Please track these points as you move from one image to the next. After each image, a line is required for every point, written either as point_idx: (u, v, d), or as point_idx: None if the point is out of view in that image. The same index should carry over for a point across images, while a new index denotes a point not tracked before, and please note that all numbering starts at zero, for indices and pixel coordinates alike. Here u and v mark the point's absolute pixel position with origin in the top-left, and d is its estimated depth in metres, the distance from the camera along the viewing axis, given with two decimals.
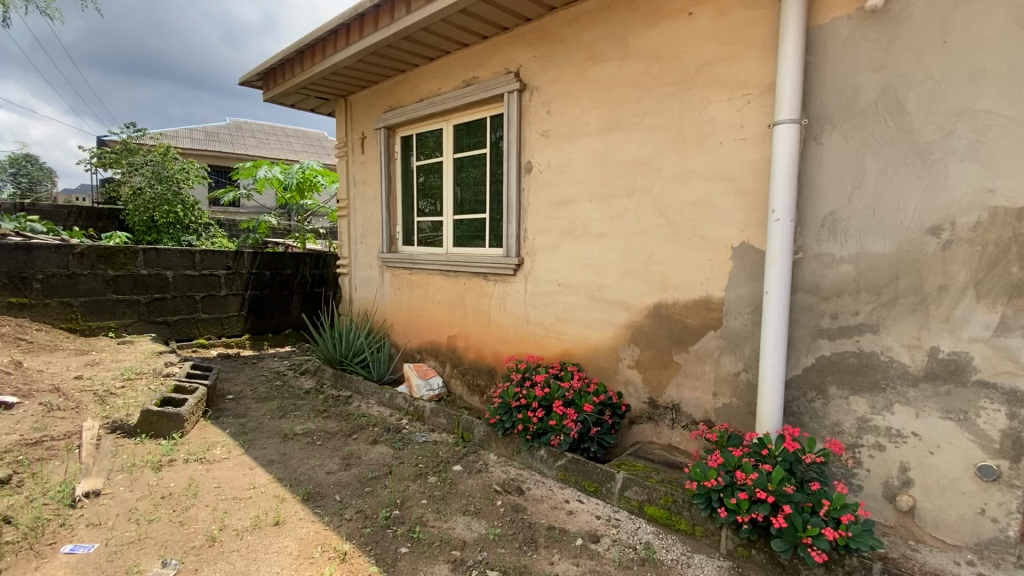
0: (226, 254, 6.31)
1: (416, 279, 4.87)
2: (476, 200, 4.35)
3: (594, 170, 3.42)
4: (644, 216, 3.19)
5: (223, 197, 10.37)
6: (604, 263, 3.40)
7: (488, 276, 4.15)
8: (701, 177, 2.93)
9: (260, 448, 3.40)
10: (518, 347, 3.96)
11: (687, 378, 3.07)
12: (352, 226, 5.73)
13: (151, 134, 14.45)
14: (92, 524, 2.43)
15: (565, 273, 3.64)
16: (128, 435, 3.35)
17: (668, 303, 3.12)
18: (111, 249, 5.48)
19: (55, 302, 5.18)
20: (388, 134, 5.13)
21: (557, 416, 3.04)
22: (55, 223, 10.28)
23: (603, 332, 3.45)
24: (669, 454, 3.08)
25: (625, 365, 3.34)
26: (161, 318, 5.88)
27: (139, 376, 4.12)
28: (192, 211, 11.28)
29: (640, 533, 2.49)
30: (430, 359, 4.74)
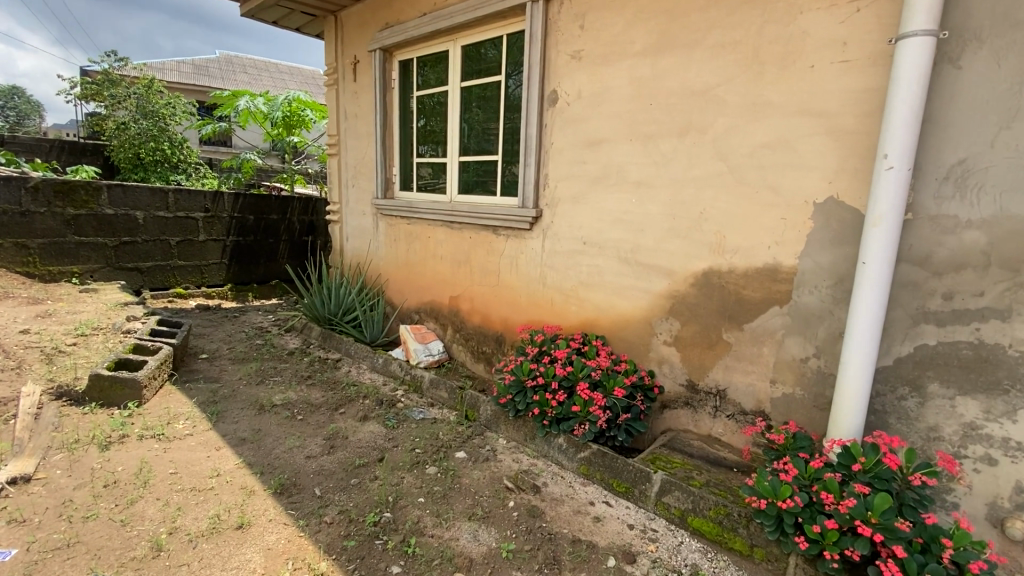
0: (204, 194, 5.66)
1: (415, 230, 4.27)
2: (487, 138, 3.69)
3: (637, 102, 2.77)
4: (698, 162, 2.57)
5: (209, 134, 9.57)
6: (643, 219, 2.82)
7: (499, 230, 3.57)
8: (780, 111, 2.31)
9: (231, 422, 2.91)
10: (532, 313, 3.43)
11: (738, 361, 2.56)
12: (343, 167, 5.06)
13: (135, 65, 13.41)
14: (14, 521, 1.94)
15: (592, 229, 3.05)
16: (75, 403, 2.86)
17: (722, 270, 2.56)
18: (70, 183, 4.81)
19: (9, 243, 4.57)
20: (384, 58, 4.38)
21: (581, 401, 2.54)
22: (32, 158, 9.55)
23: (636, 301, 2.91)
24: (710, 448, 2.61)
25: (661, 341, 2.82)
26: (131, 264, 5.31)
27: (95, 331, 3.59)
28: (180, 150, 10.49)
29: (684, 552, 2.06)
30: (430, 321, 4.23)
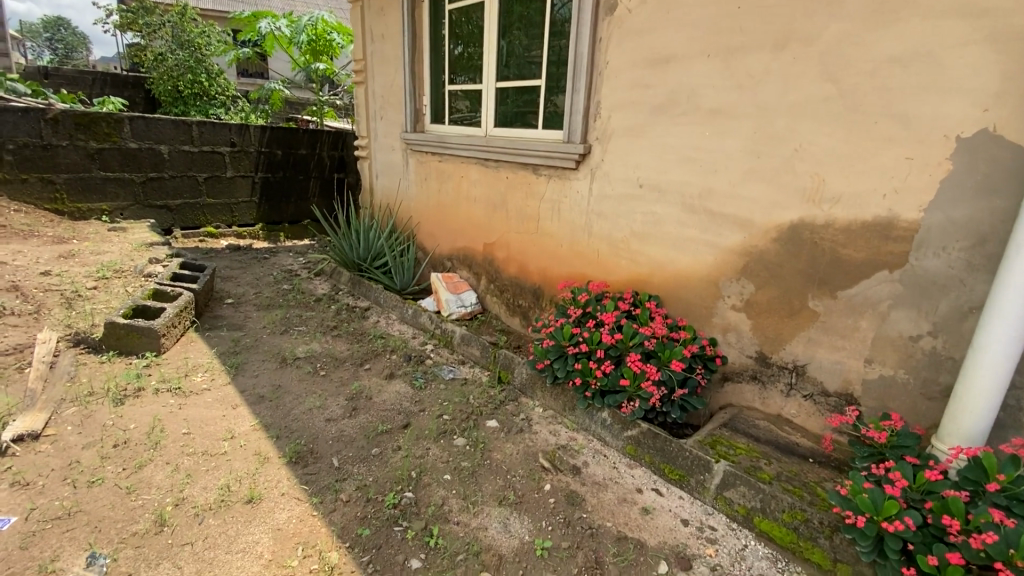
0: (229, 127, 5.37)
1: (447, 169, 3.86)
2: (528, 58, 3.16)
3: (720, 5, 2.19)
4: (797, 84, 2.02)
5: (239, 62, 9.16)
6: (716, 158, 2.31)
7: (540, 169, 3.12)
8: (922, 11, 1.72)
9: (251, 376, 2.74)
10: (575, 266, 3.04)
11: (825, 334, 2.12)
12: (370, 96, 4.60)
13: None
14: (17, 485, 1.82)
15: (651, 169, 2.57)
16: (92, 351, 2.75)
17: (815, 224, 2.08)
18: (90, 115, 4.59)
19: (35, 179, 4.46)
20: None
21: (631, 374, 2.20)
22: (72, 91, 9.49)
23: (700, 257, 2.46)
24: (780, 431, 2.25)
25: (728, 305, 2.40)
26: (160, 202, 5.17)
27: (118, 275, 3.47)
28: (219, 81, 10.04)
29: (749, 559, 1.74)
30: (462, 269, 3.90)
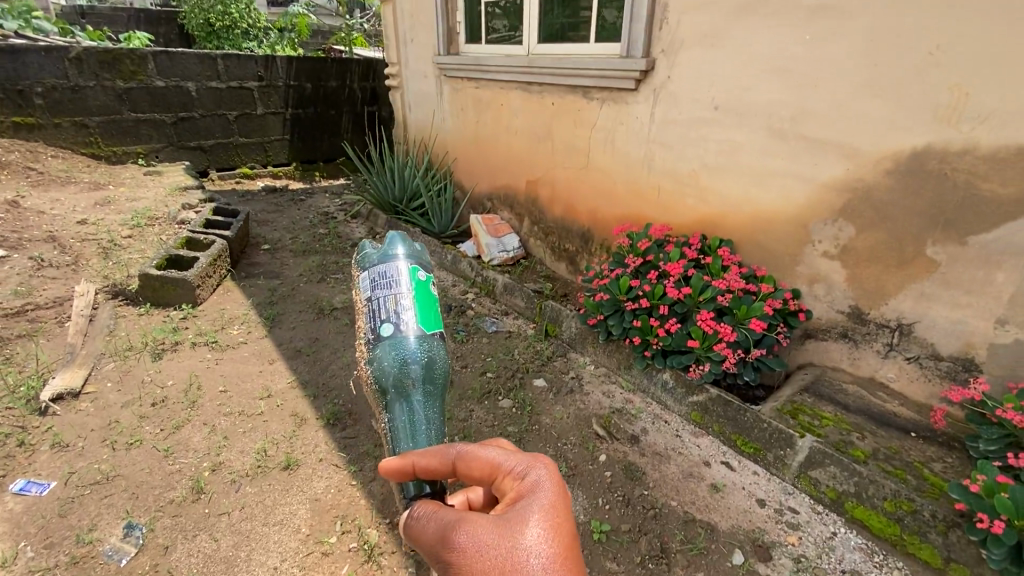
0: (255, 59, 5.11)
1: (485, 97, 3.56)
2: None
3: None
4: None
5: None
6: (819, 70, 1.89)
7: (592, 93, 2.77)
8: None
9: (288, 329, 2.62)
10: (631, 206, 2.75)
11: (945, 289, 1.75)
12: (399, 17, 4.14)
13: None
14: (58, 446, 1.81)
15: (730, 86, 2.17)
16: (132, 304, 2.69)
17: (947, 155, 1.68)
18: (112, 52, 4.45)
19: (68, 123, 4.46)
20: None
21: (700, 335, 1.96)
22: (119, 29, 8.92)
23: (787, 198, 2.09)
24: (872, 399, 1.94)
25: (817, 252, 2.05)
26: (193, 143, 5.08)
27: (151, 223, 3.42)
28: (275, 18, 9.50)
29: (841, 549, 1.53)
30: (504, 210, 3.69)
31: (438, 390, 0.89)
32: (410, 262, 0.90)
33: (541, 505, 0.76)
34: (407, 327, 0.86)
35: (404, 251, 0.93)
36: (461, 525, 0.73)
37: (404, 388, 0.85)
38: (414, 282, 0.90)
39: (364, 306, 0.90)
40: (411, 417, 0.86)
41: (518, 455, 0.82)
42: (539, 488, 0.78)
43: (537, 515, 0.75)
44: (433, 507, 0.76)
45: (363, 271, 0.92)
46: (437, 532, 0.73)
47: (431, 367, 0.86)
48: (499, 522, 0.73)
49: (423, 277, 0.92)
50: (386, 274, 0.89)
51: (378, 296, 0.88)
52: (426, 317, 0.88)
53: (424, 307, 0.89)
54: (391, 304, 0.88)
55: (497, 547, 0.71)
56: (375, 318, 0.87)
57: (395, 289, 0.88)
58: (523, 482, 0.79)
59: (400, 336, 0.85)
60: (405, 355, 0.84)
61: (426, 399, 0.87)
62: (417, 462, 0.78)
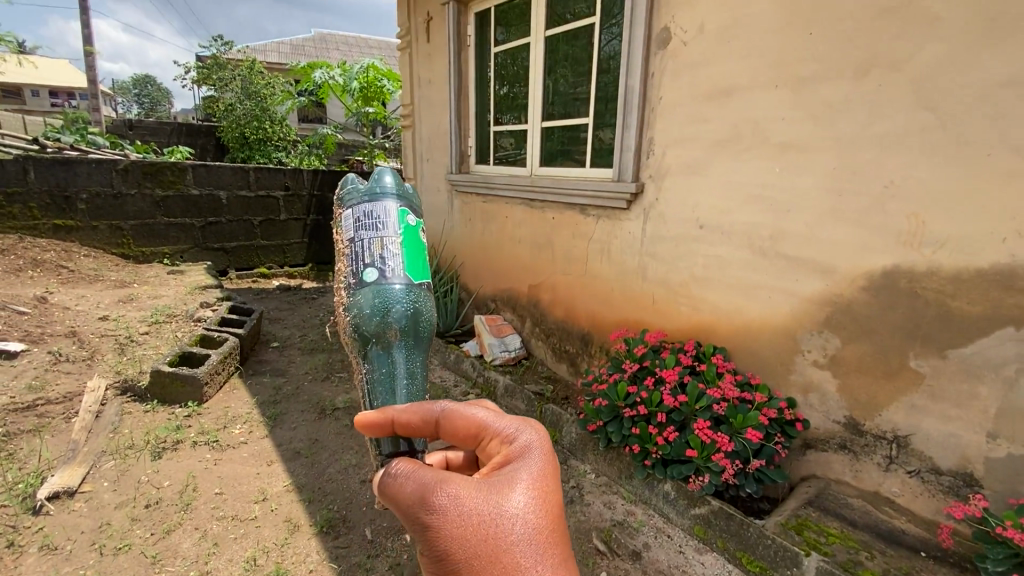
0: (284, 172, 5.62)
1: (492, 209, 3.88)
2: (575, 97, 3.10)
3: (786, 35, 2.03)
4: (885, 112, 1.80)
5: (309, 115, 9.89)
6: (789, 197, 2.11)
7: (588, 209, 3.03)
8: None
9: (289, 428, 2.64)
10: (628, 312, 2.88)
11: (934, 402, 1.79)
12: (417, 140, 4.63)
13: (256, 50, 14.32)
14: (45, 549, 1.77)
15: (711, 207, 2.40)
16: (139, 401, 2.74)
17: (915, 273, 1.80)
18: (156, 165, 4.93)
19: (105, 225, 4.82)
20: (458, 10, 3.85)
21: (698, 445, 1.97)
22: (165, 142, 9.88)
23: (774, 309, 2.22)
24: (879, 515, 1.89)
25: (807, 361, 2.12)
26: (217, 244, 5.42)
27: (169, 320, 3.58)
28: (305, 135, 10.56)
29: None
30: (507, 312, 3.84)
31: (420, 340, 0.95)
32: (398, 206, 0.94)
33: (526, 463, 0.88)
34: (393, 274, 0.91)
35: (395, 192, 0.97)
36: (443, 484, 0.82)
37: (385, 337, 0.90)
38: (402, 228, 0.94)
39: (349, 248, 0.94)
40: (391, 364, 0.93)
41: (507, 419, 0.95)
42: (525, 448, 0.91)
43: (522, 471, 0.86)
44: (413, 466, 0.84)
45: (349, 209, 0.96)
46: (417, 491, 0.82)
47: (415, 318, 0.92)
48: (483, 483, 0.83)
49: (412, 223, 0.97)
50: (373, 216, 0.93)
51: (364, 238, 0.92)
52: (413, 266, 0.94)
53: (410, 253, 0.94)
54: (377, 246, 0.92)
55: (480, 502, 0.81)
56: (360, 261, 0.91)
57: (382, 232, 0.93)
58: (511, 443, 0.91)
59: (384, 282, 0.89)
60: (387, 302, 0.89)
61: (407, 345, 0.93)
62: (399, 418, 0.86)
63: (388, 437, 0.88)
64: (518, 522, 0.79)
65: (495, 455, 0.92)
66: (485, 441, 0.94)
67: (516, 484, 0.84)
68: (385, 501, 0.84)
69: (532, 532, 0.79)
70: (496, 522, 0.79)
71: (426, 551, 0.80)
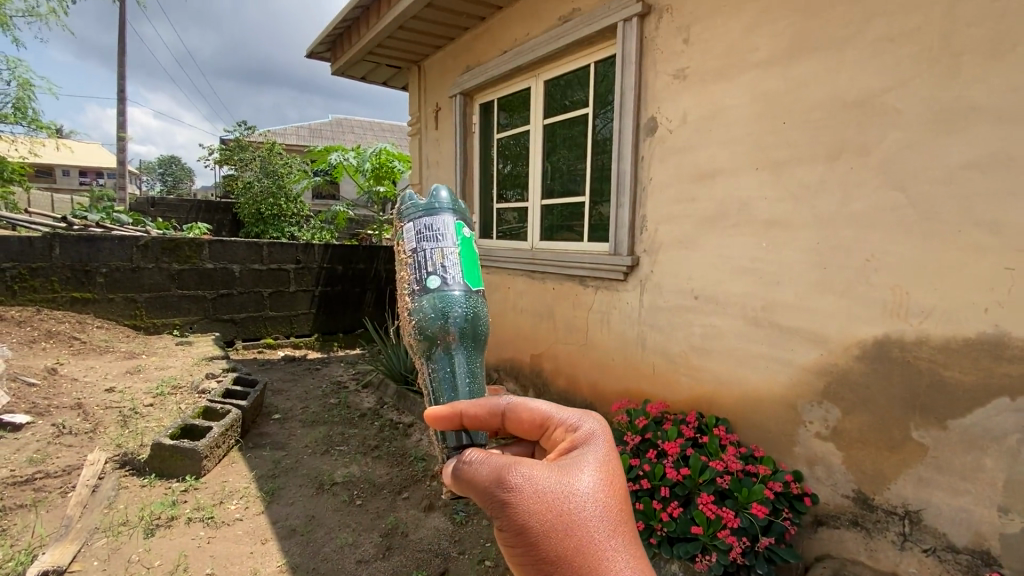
0: (296, 246, 5.85)
1: (494, 281, 4.00)
2: (573, 178, 3.31)
3: (762, 124, 2.21)
4: (859, 192, 1.93)
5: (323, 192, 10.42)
6: (778, 269, 2.20)
7: (588, 281, 3.14)
8: (996, 118, 1.62)
9: (286, 504, 2.59)
10: (629, 382, 2.90)
11: (940, 474, 1.76)
12: None
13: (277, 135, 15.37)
14: None
15: (705, 280, 2.48)
16: (137, 475, 2.71)
17: (905, 342, 1.84)
18: (175, 240, 5.16)
19: (120, 298, 4.98)
20: (464, 102, 4.21)
21: (704, 521, 1.92)
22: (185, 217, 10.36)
23: (772, 378, 2.24)
24: None
25: (810, 432, 2.11)
26: (227, 316, 5.54)
27: (174, 391, 3.60)
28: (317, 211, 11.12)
29: None
30: (509, 382, 3.85)
31: (480, 343, 1.00)
32: (455, 219, 1.00)
33: (590, 448, 0.95)
34: (454, 281, 0.97)
35: (451, 206, 1.04)
36: (518, 465, 0.88)
37: (448, 339, 0.95)
38: (459, 241, 1.00)
39: (409, 258, 1.00)
40: (452, 364, 0.98)
41: (569, 410, 1.01)
42: (587, 436, 0.98)
43: (589, 454, 0.94)
44: (486, 453, 0.90)
45: (408, 222, 1.02)
46: (494, 473, 0.87)
47: (474, 322, 0.97)
48: (554, 465, 0.90)
49: (467, 235, 1.03)
50: (433, 228, 0.99)
51: (425, 249, 0.98)
52: (471, 274, 0.99)
53: (468, 262, 1.00)
54: (438, 257, 0.98)
55: (555, 482, 0.88)
56: (422, 270, 0.97)
57: (442, 242, 0.98)
58: (573, 432, 0.98)
59: (446, 287, 0.95)
60: (449, 306, 0.94)
61: (468, 348, 0.98)
62: (467, 411, 0.92)
63: (455, 431, 0.93)
64: (589, 497, 0.87)
65: (559, 442, 0.99)
66: (549, 431, 1.01)
67: (585, 466, 0.91)
68: (461, 485, 0.89)
69: (602, 507, 0.86)
70: (570, 499, 0.86)
71: (504, 526, 0.86)
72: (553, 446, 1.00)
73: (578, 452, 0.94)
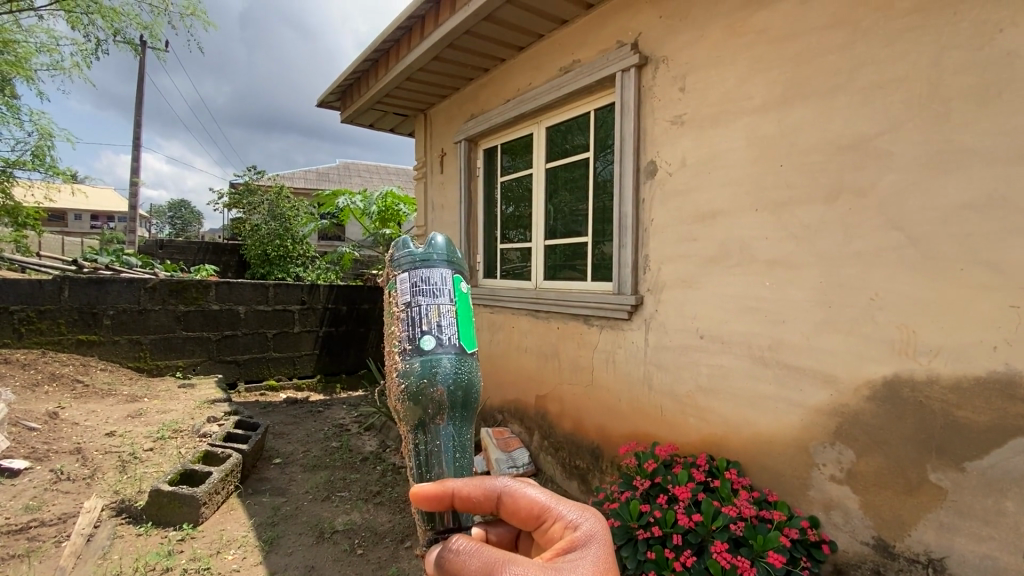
0: (301, 287, 5.90)
1: (499, 321, 4.01)
2: (575, 219, 3.37)
3: (760, 166, 2.27)
4: (858, 232, 1.96)
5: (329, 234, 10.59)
6: (783, 309, 2.20)
7: (592, 320, 3.14)
8: (988, 160, 1.66)
9: (284, 554, 2.50)
10: (637, 423, 2.85)
11: (961, 519, 1.70)
12: None
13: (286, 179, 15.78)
14: None
15: (710, 319, 2.49)
16: (133, 523, 2.64)
17: (916, 382, 1.82)
18: (182, 282, 5.22)
19: (125, 340, 4.99)
20: (468, 147, 4.35)
21: (719, 570, 1.85)
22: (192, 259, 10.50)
23: (782, 419, 2.20)
24: None
25: (825, 476, 2.05)
26: (231, 357, 5.53)
27: (174, 435, 3.56)
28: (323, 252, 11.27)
29: None
30: (514, 424, 3.79)
31: (470, 412, 0.98)
32: (454, 275, 1.01)
33: (588, 552, 0.90)
34: (448, 342, 0.96)
35: (449, 260, 1.05)
36: (509, 564, 0.82)
37: (438, 405, 0.93)
38: (456, 299, 1.01)
39: (403, 311, 0.99)
40: (441, 432, 0.96)
41: (570, 505, 0.97)
42: (585, 534, 0.93)
43: (586, 560, 0.88)
44: (476, 545, 0.84)
45: (404, 272, 1.01)
46: (482, 571, 0.81)
47: (467, 388, 0.95)
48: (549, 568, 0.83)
49: (463, 290, 1.04)
50: (430, 282, 0.99)
51: (421, 303, 0.98)
52: (465, 335, 0.99)
53: (463, 321, 1.00)
54: (434, 313, 0.98)
55: None
56: (416, 326, 0.96)
57: (438, 299, 0.98)
58: (571, 530, 0.94)
59: (439, 348, 0.94)
60: (442, 369, 0.93)
61: (458, 418, 0.97)
62: (459, 490, 0.91)
63: (444, 510, 0.92)
64: None
65: (556, 539, 0.94)
66: (546, 525, 0.97)
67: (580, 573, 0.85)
68: None
69: None
70: None
71: None
72: (549, 542, 0.95)
73: (575, 557, 0.89)
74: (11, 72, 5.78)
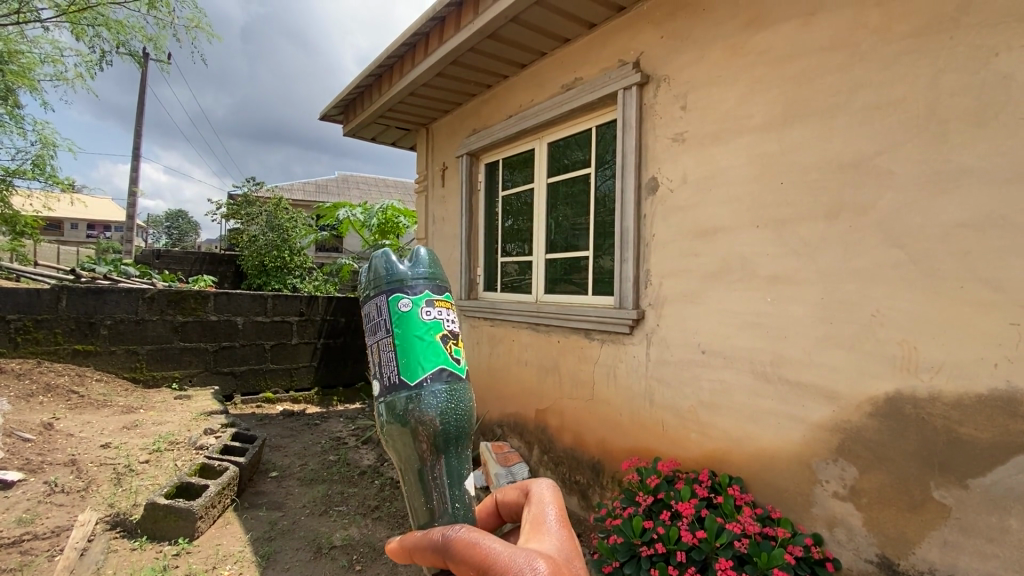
0: (300, 299, 5.88)
1: (499, 334, 4.01)
2: (576, 233, 3.39)
3: (761, 184, 2.30)
4: (858, 250, 1.99)
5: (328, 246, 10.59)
6: (785, 324, 2.22)
7: (592, 334, 3.15)
8: (985, 179, 1.69)
9: (282, 570, 2.47)
10: (637, 438, 2.84)
11: (965, 536, 1.70)
12: None
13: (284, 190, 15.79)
14: None
15: (712, 334, 2.50)
16: (128, 537, 2.60)
17: (918, 398, 1.83)
18: (181, 292, 5.20)
19: (122, 350, 4.95)
20: (470, 161, 4.38)
21: None
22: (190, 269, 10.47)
23: (783, 435, 2.20)
24: None
25: (828, 492, 2.04)
26: (228, 369, 5.49)
27: (171, 448, 3.52)
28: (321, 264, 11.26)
29: None
30: (513, 438, 3.77)
31: (461, 437, 0.86)
32: (389, 299, 0.87)
33: None
34: (391, 380, 0.85)
35: (388, 280, 0.89)
36: None
37: (423, 439, 0.84)
38: (396, 325, 0.86)
39: (368, 352, 0.94)
40: (434, 467, 0.87)
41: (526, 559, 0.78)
42: None
43: None
44: None
45: (360, 311, 0.96)
46: None
47: (436, 421, 0.83)
48: None
49: (404, 311, 0.86)
50: (372, 317, 0.91)
51: (373, 342, 0.91)
52: (411, 362, 0.84)
53: (407, 347, 0.85)
54: (382, 348, 0.88)
55: None
56: (372, 369, 0.91)
57: (383, 331, 0.88)
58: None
59: (383, 390, 0.85)
60: (392, 413, 0.84)
61: (445, 449, 0.86)
62: (415, 551, 0.83)
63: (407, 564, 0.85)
64: None
65: None
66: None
67: None
68: None
69: None
70: None
71: None
72: None
73: None
74: (15, 82, 5.81)
